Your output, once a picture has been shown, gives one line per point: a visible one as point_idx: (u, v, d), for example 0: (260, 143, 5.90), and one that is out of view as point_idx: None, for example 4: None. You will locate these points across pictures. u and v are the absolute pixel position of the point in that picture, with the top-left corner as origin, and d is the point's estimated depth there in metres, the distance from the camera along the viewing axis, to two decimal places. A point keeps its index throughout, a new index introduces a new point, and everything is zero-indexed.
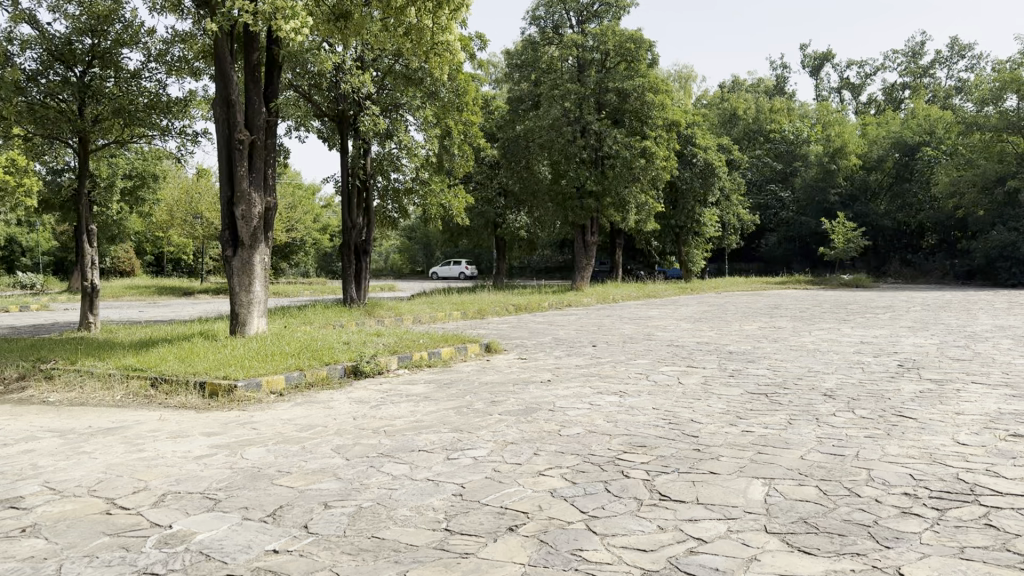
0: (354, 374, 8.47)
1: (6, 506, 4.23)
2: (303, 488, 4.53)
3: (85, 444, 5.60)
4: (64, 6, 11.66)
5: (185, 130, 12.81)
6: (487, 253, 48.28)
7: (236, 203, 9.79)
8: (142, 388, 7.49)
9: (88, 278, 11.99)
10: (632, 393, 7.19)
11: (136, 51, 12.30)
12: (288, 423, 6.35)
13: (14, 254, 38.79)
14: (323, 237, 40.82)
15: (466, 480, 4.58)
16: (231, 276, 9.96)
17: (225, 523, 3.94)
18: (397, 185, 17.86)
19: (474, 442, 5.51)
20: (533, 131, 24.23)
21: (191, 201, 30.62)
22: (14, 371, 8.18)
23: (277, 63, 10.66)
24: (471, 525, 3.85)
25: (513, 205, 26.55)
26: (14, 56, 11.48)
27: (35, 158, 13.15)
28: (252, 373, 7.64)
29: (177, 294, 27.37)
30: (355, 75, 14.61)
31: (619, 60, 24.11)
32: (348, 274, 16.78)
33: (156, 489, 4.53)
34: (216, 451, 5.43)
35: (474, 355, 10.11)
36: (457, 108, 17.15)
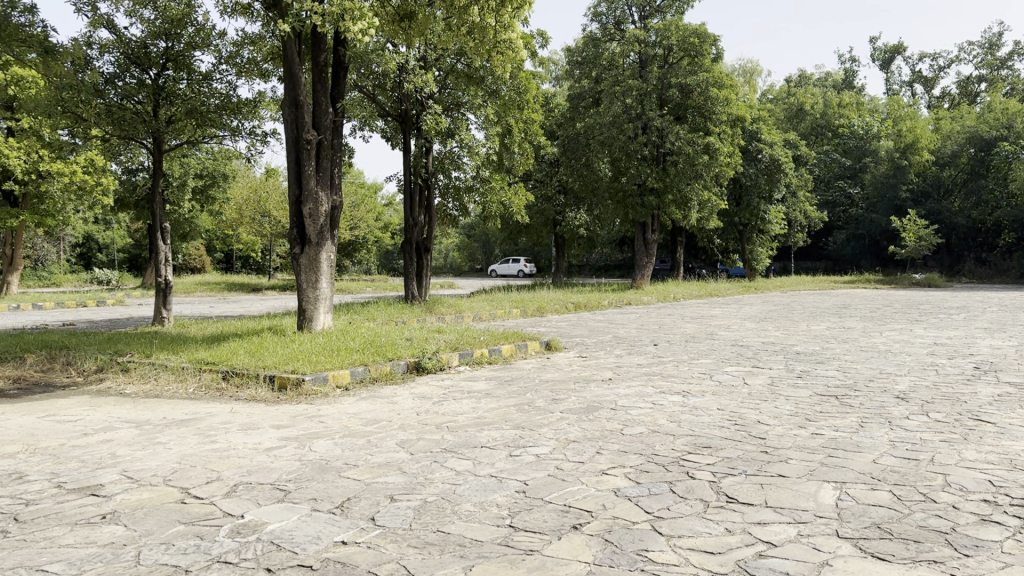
0: (417, 370, 8.57)
1: (87, 494, 4.39)
2: (369, 481, 4.59)
3: (161, 435, 5.78)
4: (140, 12, 12.04)
5: (254, 130, 13.11)
6: (545, 249, 48.41)
7: (304, 202, 9.98)
8: (214, 381, 7.71)
9: (162, 274, 12.39)
10: (696, 393, 7.09)
11: (208, 53, 12.62)
12: (354, 417, 6.44)
13: (92, 250, 40.30)
14: (384, 234, 41.30)
15: (529, 478, 4.58)
16: (299, 272, 10.17)
17: (295, 514, 4.02)
18: (458, 183, 17.88)
19: (536, 439, 5.50)
20: (594, 129, 24.08)
21: (259, 200, 31.36)
22: (93, 363, 8.51)
23: (344, 64, 10.83)
24: (536, 522, 3.85)
25: (573, 203, 26.45)
26: (93, 60, 11.93)
27: (112, 158, 13.56)
28: (319, 367, 7.80)
29: (245, 290, 28.09)
30: (418, 75, 14.73)
31: (682, 55, 23.77)
32: (410, 271, 16.90)
33: (229, 480, 4.65)
34: (285, 443, 5.55)
35: (535, 353, 10.12)
36: (517, 105, 17.17)
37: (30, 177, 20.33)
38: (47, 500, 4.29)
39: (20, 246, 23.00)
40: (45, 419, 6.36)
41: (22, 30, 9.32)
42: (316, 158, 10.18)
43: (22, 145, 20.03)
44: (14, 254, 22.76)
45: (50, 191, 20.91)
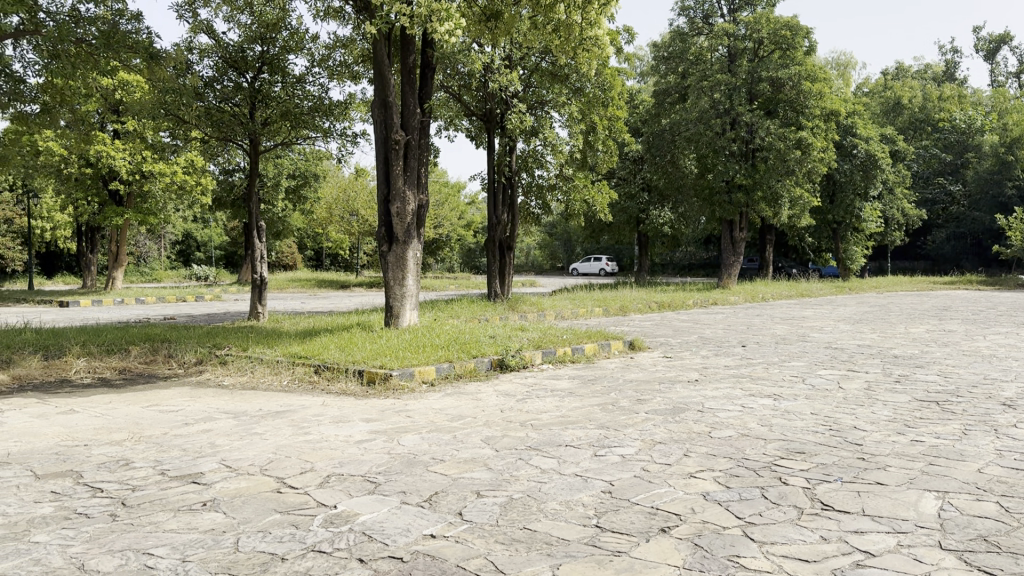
0: (500, 367, 8.62)
1: (189, 481, 4.59)
2: (456, 476, 4.64)
3: (256, 426, 5.99)
4: (238, 17, 12.47)
5: (345, 131, 13.40)
6: (628, 248, 48.16)
7: (392, 201, 10.17)
8: (306, 374, 7.95)
9: (258, 271, 12.83)
10: (788, 396, 6.91)
11: (301, 56, 12.98)
12: (439, 412, 6.53)
13: (191, 247, 42.20)
14: (468, 232, 41.73)
15: (616, 478, 4.54)
16: (386, 268, 10.37)
17: (386, 506, 4.10)
18: (542, 181, 17.94)
19: (622, 440, 5.45)
20: (680, 124, 23.71)
21: (347, 199, 32.19)
22: (193, 356, 8.89)
23: (431, 65, 11.00)
24: (623, 523, 3.82)
25: (656, 201, 26.11)
26: (194, 64, 12.43)
27: (212, 159, 14.12)
28: (406, 363, 7.93)
29: (333, 287, 28.82)
30: (504, 74, 14.86)
31: (773, 48, 23.23)
32: (493, 270, 16.98)
33: (321, 471, 4.78)
34: (374, 437, 5.66)
35: (618, 352, 10.03)
36: (603, 103, 17.06)
37: (134, 177, 21.39)
38: (153, 486, 4.49)
39: (125, 244, 24.05)
40: (150, 408, 6.68)
41: (129, 37, 9.77)
42: (404, 157, 10.34)
43: (128, 146, 21.09)
44: (120, 251, 23.82)
45: (152, 191, 21.96)
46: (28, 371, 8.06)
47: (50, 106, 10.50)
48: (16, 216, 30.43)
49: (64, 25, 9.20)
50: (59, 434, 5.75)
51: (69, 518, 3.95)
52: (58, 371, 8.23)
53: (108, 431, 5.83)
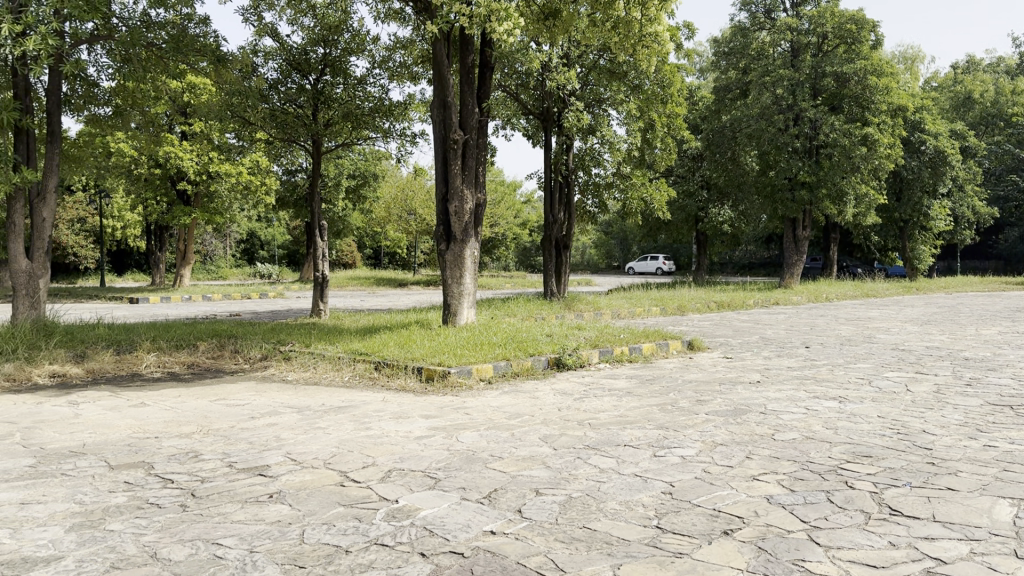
0: (557, 366, 8.63)
1: (255, 473, 4.71)
2: (514, 473, 4.66)
3: (320, 420, 6.11)
4: (301, 19, 12.70)
5: (405, 131, 13.55)
6: (685, 247, 47.63)
7: (450, 200, 10.25)
8: (367, 370, 8.09)
9: (320, 269, 13.07)
10: (853, 399, 6.76)
11: (363, 58, 13.16)
12: (497, 410, 6.57)
13: (255, 246, 43.22)
14: (524, 231, 41.83)
15: (676, 479, 4.51)
16: (444, 267, 10.46)
17: (446, 501, 4.15)
18: (598, 179, 17.92)
19: (681, 441, 5.41)
20: (741, 121, 23.38)
21: (405, 199, 32.58)
22: (257, 351, 9.11)
23: (490, 64, 11.04)
24: (683, 524, 3.79)
25: (716, 198, 25.75)
26: (259, 66, 12.74)
27: (276, 160, 14.44)
28: (464, 361, 7.99)
29: (391, 285, 29.15)
30: (561, 73, 14.83)
31: (838, 43, 22.72)
32: (550, 269, 16.98)
33: (383, 465, 4.86)
34: (434, 433, 5.72)
35: (677, 352, 9.94)
36: (662, 100, 16.94)
37: (201, 178, 22.00)
38: (221, 478, 4.62)
39: (192, 242, 24.75)
40: (217, 402, 6.86)
41: (198, 40, 10.07)
42: (462, 157, 10.41)
43: (196, 147, 21.70)
44: (187, 249, 24.51)
45: (218, 191, 22.57)
46: (101, 364, 8.36)
47: (121, 108, 10.88)
48: (89, 215, 31.57)
49: (137, 29, 9.51)
50: (131, 426, 5.95)
51: (141, 507, 4.10)
52: (129, 365, 8.51)
53: (178, 424, 6.02)
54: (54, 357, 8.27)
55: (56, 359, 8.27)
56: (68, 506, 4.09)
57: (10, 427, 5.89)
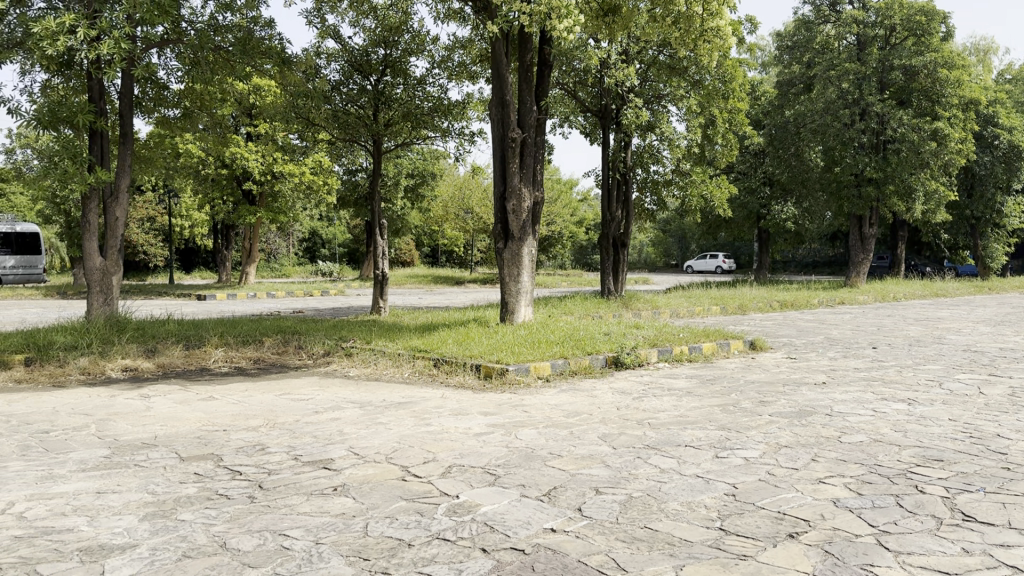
0: (615, 365, 8.58)
1: (320, 466, 4.81)
2: (574, 472, 4.66)
3: (381, 416, 6.21)
4: (363, 21, 12.87)
5: (463, 130, 13.65)
6: (747, 245, 46.88)
7: (508, 198, 10.30)
8: (426, 367, 8.18)
9: (380, 267, 13.26)
10: (923, 401, 6.57)
11: (422, 58, 13.28)
12: (556, 408, 6.58)
13: (316, 245, 44.00)
14: (580, 229, 41.70)
15: (739, 481, 4.45)
16: (502, 265, 10.51)
17: (506, 498, 4.17)
18: (657, 177, 17.78)
19: (744, 442, 5.34)
20: (805, 116, 22.88)
21: (463, 197, 32.79)
22: (320, 347, 9.30)
23: (549, 62, 11.07)
24: (747, 527, 3.74)
25: (779, 195, 25.24)
26: (322, 68, 12.97)
27: (338, 160, 14.67)
28: (522, 358, 8.02)
29: (449, 283, 29.42)
30: (619, 69, 14.70)
31: (906, 35, 22.11)
32: (607, 267, 16.92)
33: (443, 461, 4.91)
34: (493, 430, 5.76)
35: (738, 352, 9.80)
36: (723, 95, 16.71)
37: (266, 178, 22.51)
38: (287, 471, 4.73)
39: (257, 241, 25.33)
40: (282, 396, 7.03)
41: (264, 43, 10.31)
42: (520, 155, 10.43)
43: (260, 148, 22.22)
44: (252, 247, 25.08)
45: (282, 191, 23.08)
46: (172, 359, 8.65)
47: (190, 110, 11.22)
48: (159, 215, 32.57)
49: (205, 33, 9.81)
50: (200, 419, 6.13)
51: (212, 498, 4.22)
52: (198, 360, 8.79)
53: (245, 418, 6.18)
54: (127, 351, 8.58)
55: (129, 353, 8.57)
56: (141, 496, 4.24)
57: (86, 419, 6.12)
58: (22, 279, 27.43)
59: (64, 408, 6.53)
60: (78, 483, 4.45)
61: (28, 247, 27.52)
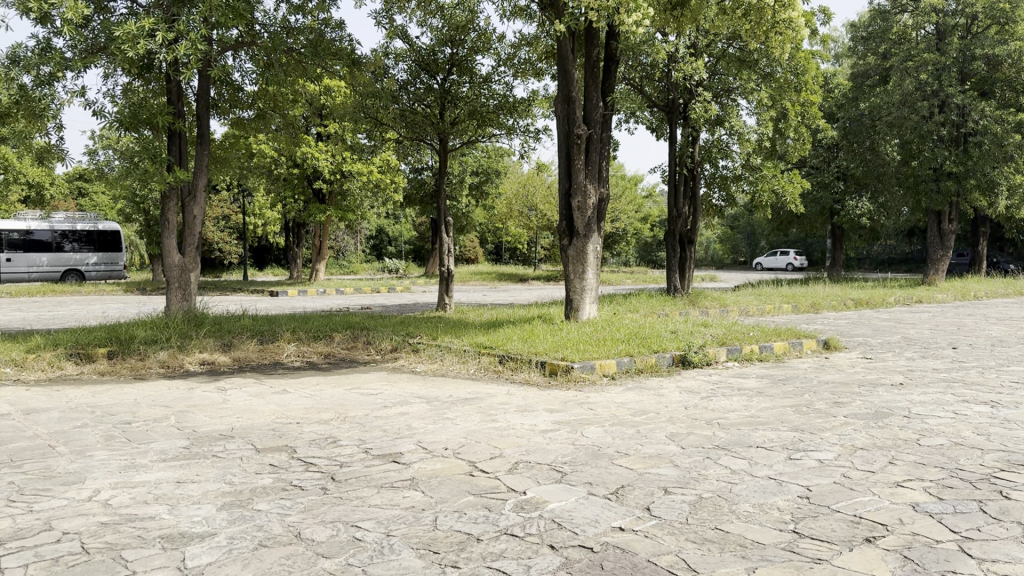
0: (682, 363, 8.48)
1: (389, 460, 4.88)
2: (642, 471, 4.62)
3: (448, 411, 6.27)
4: (429, 21, 12.99)
5: (528, 127, 13.66)
6: (819, 241, 45.81)
7: (573, 195, 10.27)
8: (491, 364, 8.22)
9: (446, 263, 13.38)
10: (1008, 404, 6.31)
11: (488, 56, 13.33)
12: (623, 406, 6.54)
13: (383, 242, 44.59)
14: (645, 226, 41.30)
15: (814, 483, 4.35)
16: (566, 262, 10.50)
17: (573, 496, 4.16)
18: (726, 172, 17.51)
19: (818, 444, 5.21)
20: (881, 109, 22.15)
21: (527, 195, 32.79)
22: (388, 343, 9.44)
23: (616, 57, 11.01)
24: (823, 530, 3.65)
25: (853, 190, 24.54)
26: (389, 68, 13.14)
27: (405, 158, 14.87)
28: (587, 356, 7.99)
29: (512, 280, 29.53)
30: (688, 63, 14.49)
31: (989, 24, 21.29)
32: (673, 264, 16.75)
33: (510, 457, 4.93)
34: (559, 427, 5.76)
35: (811, 352, 9.56)
36: (795, 88, 16.35)
37: (335, 177, 22.99)
38: (357, 463, 4.82)
39: (327, 238, 25.81)
40: (352, 391, 7.15)
41: (334, 44, 10.54)
42: (586, 151, 10.39)
43: (330, 148, 22.68)
44: (322, 244, 25.56)
45: (351, 189, 23.47)
46: (247, 353, 8.90)
47: (263, 111, 11.50)
48: (233, 214, 33.49)
49: (278, 35, 10.04)
50: (274, 411, 6.30)
51: (286, 488, 4.33)
52: (272, 354, 9.02)
53: (316, 411, 6.32)
54: (204, 345, 8.86)
55: (206, 348, 8.85)
56: (219, 486, 4.38)
57: (166, 411, 6.35)
58: (104, 276, 28.52)
59: (145, 400, 6.78)
60: (159, 472, 4.61)
61: (109, 245, 28.57)
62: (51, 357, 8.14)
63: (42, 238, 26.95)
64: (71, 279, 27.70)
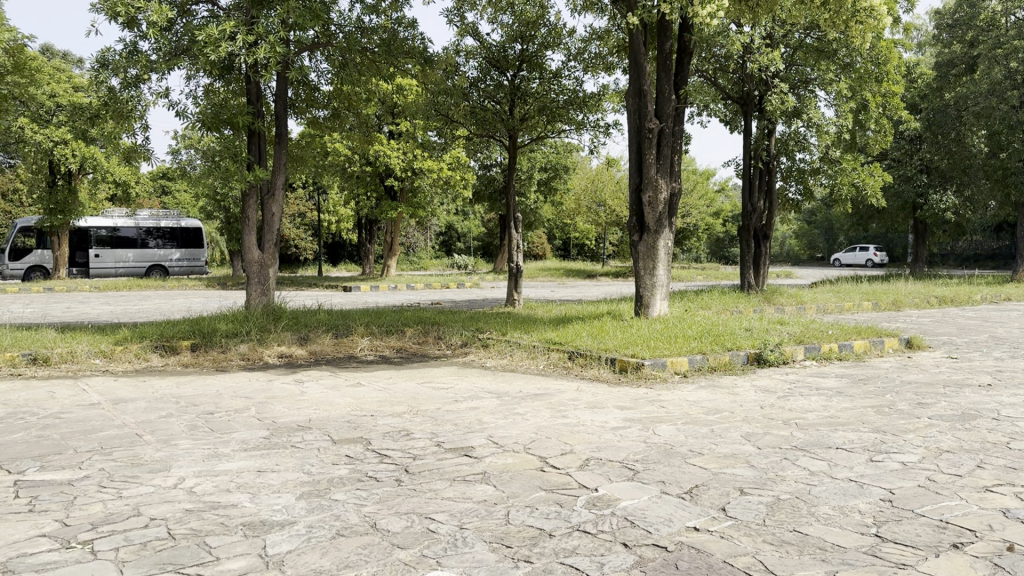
0: (758, 362, 8.32)
1: (461, 453, 4.93)
2: (717, 471, 4.55)
3: (518, 406, 6.29)
4: (500, 18, 13.04)
5: (598, 122, 13.57)
6: (900, 237, 44.35)
7: (644, 189, 10.16)
8: (561, 360, 8.22)
9: (515, 259, 13.42)
10: None
11: (558, 51, 13.31)
12: (695, 404, 6.44)
13: (452, 238, 45.06)
14: (717, 221, 40.63)
15: (896, 486, 4.21)
16: (637, 259, 10.42)
17: (645, 494, 4.12)
18: (803, 165, 17.07)
19: (901, 445, 5.04)
20: (968, 98, 21.27)
21: (596, 190, 32.58)
22: (458, 338, 9.54)
23: (689, 49, 10.86)
24: (907, 534, 3.53)
25: (938, 183, 23.58)
26: (460, 65, 13.22)
27: (474, 155, 14.96)
28: (658, 353, 7.90)
29: (581, 276, 29.44)
30: (764, 54, 14.18)
31: None
32: (747, 259, 16.43)
33: (581, 453, 4.92)
34: (630, 424, 5.72)
35: (893, 351, 9.25)
36: (876, 78, 15.79)
37: (407, 174, 23.29)
38: (430, 456, 4.88)
39: (398, 234, 26.17)
40: (423, 384, 7.25)
41: (407, 43, 10.65)
42: (657, 145, 10.27)
43: (402, 146, 23.02)
44: (393, 241, 25.93)
45: (422, 186, 23.74)
46: (322, 347, 9.10)
47: (338, 111, 11.74)
48: (308, 211, 34.27)
49: (352, 35, 10.24)
50: (349, 403, 6.44)
51: (362, 479, 4.41)
52: (346, 348, 9.20)
53: (390, 404, 6.43)
54: (282, 339, 9.10)
55: (284, 341, 9.10)
56: (298, 475, 4.49)
57: (247, 402, 6.56)
58: (187, 271, 29.51)
59: (227, 391, 7.01)
60: (240, 461, 4.76)
61: (191, 241, 29.58)
62: (138, 350, 8.50)
63: (128, 235, 28.15)
64: (156, 273, 28.82)
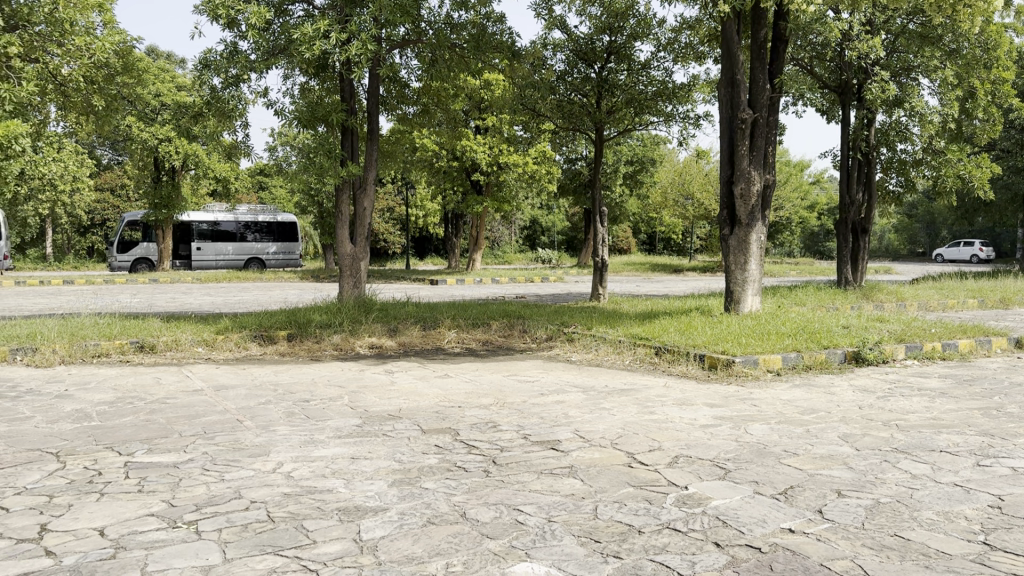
0: (855, 360, 8.04)
1: (548, 447, 4.95)
2: (812, 472, 4.44)
3: (605, 401, 6.27)
4: (589, 9, 12.95)
5: (688, 113, 13.36)
6: (1009, 231, 41.96)
7: (736, 182, 9.95)
8: (648, 355, 8.16)
9: (600, 254, 13.31)
10: None
11: (648, 42, 13.11)
12: (788, 403, 6.28)
13: (537, 231, 45.19)
14: (811, 214, 39.38)
15: (1006, 493, 4.01)
16: (728, 252, 10.22)
17: (737, 494, 4.05)
18: (904, 156, 16.41)
19: (1011, 450, 4.79)
20: None
21: (683, 183, 32.05)
22: (544, 332, 9.57)
23: (785, 37, 10.59)
24: (1018, 544, 3.36)
25: None
26: (548, 59, 13.24)
27: (561, 148, 14.94)
28: (750, 350, 7.75)
29: (667, 271, 29.08)
30: (864, 40, 13.65)
31: None
32: (844, 254, 15.90)
33: (669, 451, 4.87)
34: (721, 422, 5.62)
35: (1001, 351, 8.81)
36: (984, 64, 14.98)
37: (492, 168, 23.38)
38: (517, 449, 4.91)
39: (483, 229, 26.34)
40: (509, 377, 7.31)
41: (494, 38, 10.75)
42: (751, 136, 10.05)
43: (488, 140, 23.17)
44: (479, 235, 26.14)
45: (507, 181, 23.82)
46: (411, 338, 9.27)
47: (427, 107, 11.91)
48: (397, 205, 34.91)
49: (442, 32, 10.36)
50: (437, 395, 6.54)
51: (451, 469, 4.48)
52: (434, 340, 9.35)
53: (477, 396, 6.50)
54: (372, 330, 9.32)
55: (374, 332, 9.31)
56: (389, 463, 4.60)
57: (340, 390, 6.75)
58: (282, 265, 30.59)
59: (321, 380, 7.24)
60: (334, 448, 4.91)
61: (286, 235, 30.62)
62: (237, 338, 8.85)
63: (227, 228, 29.33)
64: (254, 266, 29.91)
